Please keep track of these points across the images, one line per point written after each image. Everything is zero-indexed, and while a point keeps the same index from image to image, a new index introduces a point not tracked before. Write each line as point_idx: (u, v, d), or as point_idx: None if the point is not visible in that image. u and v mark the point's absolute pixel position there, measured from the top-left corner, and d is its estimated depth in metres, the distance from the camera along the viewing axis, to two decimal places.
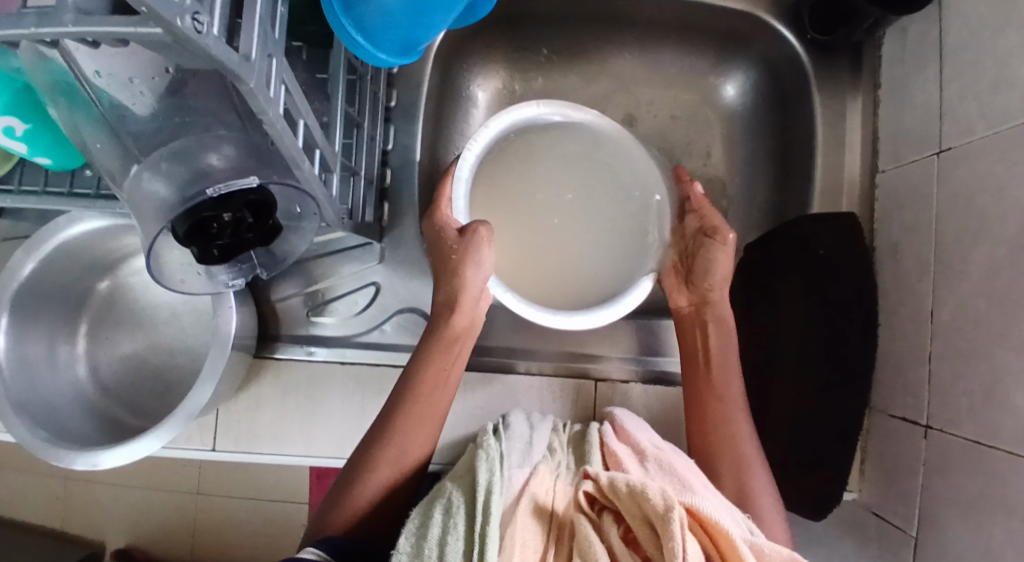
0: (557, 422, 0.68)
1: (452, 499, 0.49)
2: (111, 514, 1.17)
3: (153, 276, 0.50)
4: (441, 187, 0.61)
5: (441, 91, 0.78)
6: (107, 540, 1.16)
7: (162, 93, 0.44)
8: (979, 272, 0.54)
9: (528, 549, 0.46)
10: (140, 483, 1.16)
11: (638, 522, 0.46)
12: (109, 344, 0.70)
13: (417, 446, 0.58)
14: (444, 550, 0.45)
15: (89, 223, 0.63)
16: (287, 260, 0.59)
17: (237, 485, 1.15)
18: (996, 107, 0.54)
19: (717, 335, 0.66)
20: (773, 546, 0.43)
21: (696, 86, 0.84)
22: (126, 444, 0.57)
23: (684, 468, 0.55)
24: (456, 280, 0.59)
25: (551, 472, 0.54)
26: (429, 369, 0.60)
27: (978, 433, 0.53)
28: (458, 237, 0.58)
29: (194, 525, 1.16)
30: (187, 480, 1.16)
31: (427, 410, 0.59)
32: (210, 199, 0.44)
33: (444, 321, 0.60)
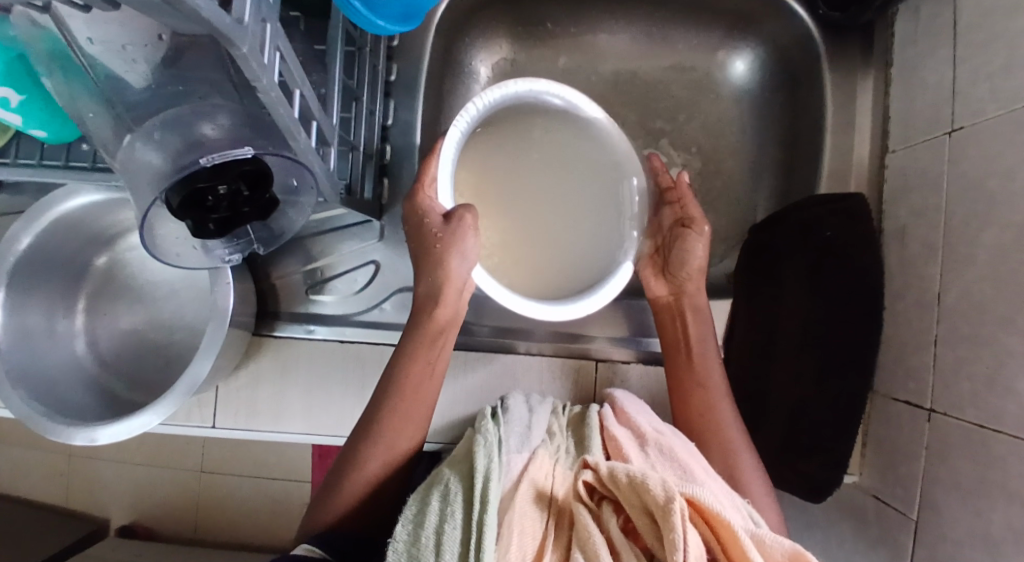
0: (556, 404, 0.68)
1: (450, 486, 0.48)
2: (115, 489, 1.18)
3: (147, 250, 0.50)
4: (425, 163, 0.60)
5: (443, 67, 0.77)
6: (110, 515, 1.18)
7: (158, 61, 0.42)
8: (987, 255, 0.53)
9: (526, 537, 0.45)
10: (143, 459, 1.17)
11: (638, 512, 0.45)
12: (109, 318, 0.69)
13: (403, 440, 0.58)
14: (442, 538, 0.44)
15: (86, 197, 0.62)
16: (285, 236, 0.59)
17: (239, 462, 1.16)
18: (1010, 86, 0.52)
19: (694, 323, 0.66)
20: (775, 537, 0.42)
21: (703, 63, 0.82)
22: (123, 420, 0.57)
23: (683, 452, 0.55)
24: (440, 270, 0.57)
25: (549, 457, 0.54)
26: (414, 364, 0.59)
27: (981, 418, 0.52)
28: (443, 223, 0.56)
29: (198, 501, 1.17)
30: (190, 457, 1.17)
31: (412, 404, 0.59)
32: (205, 168, 0.44)
33: (427, 314, 0.60)
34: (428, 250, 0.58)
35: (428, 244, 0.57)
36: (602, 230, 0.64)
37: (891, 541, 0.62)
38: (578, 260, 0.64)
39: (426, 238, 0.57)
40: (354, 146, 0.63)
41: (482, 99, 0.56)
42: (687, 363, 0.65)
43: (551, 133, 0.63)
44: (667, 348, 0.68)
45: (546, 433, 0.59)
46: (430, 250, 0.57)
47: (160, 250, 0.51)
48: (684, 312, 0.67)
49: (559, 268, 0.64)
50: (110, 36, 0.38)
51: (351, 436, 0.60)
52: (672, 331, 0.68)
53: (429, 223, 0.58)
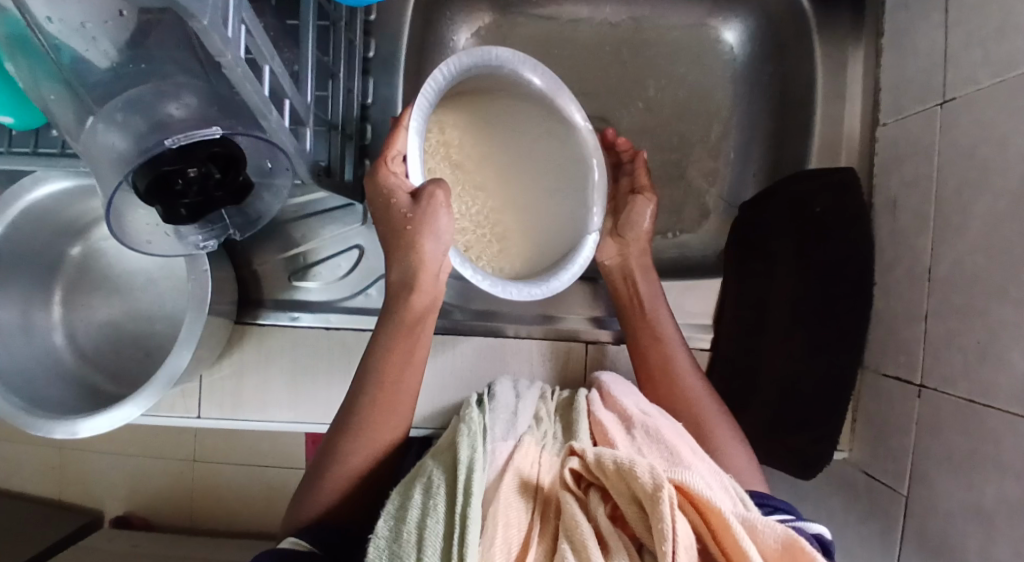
0: (544, 388, 0.68)
1: (432, 478, 0.48)
2: (107, 482, 1.16)
3: (114, 234, 0.47)
4: (390, 138, 0.58)
5: (423, 43, 0.75)
6: (105, 507, 1.17)
7: (122, 41, 0.41)
8: (979, 227, 0.52)
9: (512, 528, 0.45)
10: (136, 451, 1.16)
11: (626, 499, 0.44)
12: (86, 310, 0.68)
13: (385, 431, 0.57)
14: (423, 534, 0.43)
15: (55, 184, 0.59)
16: (264, 220, 0.56)
17: (234, 451, 1.15)
18: (1003, 52, 0.51)
19: (643, 283, 0.70)
20: (767, 522, 0.41)
21: (690, 37, 0.81)
22: (104, 412, 0.56)
23: (671, 433, 0.54)
24: (414, 253, 0.57)
25: (535, 444, 0.54)
26: (391, 354, 0.59)
27: (973, 391, 0.52)
28: (412, 204, 0.55)
29: (192, 491, 1.16)
30: (183, 447, 1.16)
31: (393, 394, 0.58)
32: (171, 150, 0.42)
33: (404, 302, 0.59)
34: (399, 233, 0.57)
35: (397, 226, 0.56)
36: (563, 204, 0.67)
37: (882, 514, 0.62)
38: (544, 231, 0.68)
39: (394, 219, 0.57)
40: (333, 126, 0.61)
41: (449, 66, 0.55)
42: (643, 322, 0.69)
43: (519, 105, 0.65)
44: (620, 309, 0.71)
45: (533, 419, 0.59)
46: (399, 232, 0.57)
47: (127, 235, 0.49)
48: (632, 273, 0.70)
49: (525, 237, 0.69)
50: (67, 14, 0.37)
51: (331, 428, 0.59)
52: (625, 291, 0.71)
53: (395, 204, 0.56)
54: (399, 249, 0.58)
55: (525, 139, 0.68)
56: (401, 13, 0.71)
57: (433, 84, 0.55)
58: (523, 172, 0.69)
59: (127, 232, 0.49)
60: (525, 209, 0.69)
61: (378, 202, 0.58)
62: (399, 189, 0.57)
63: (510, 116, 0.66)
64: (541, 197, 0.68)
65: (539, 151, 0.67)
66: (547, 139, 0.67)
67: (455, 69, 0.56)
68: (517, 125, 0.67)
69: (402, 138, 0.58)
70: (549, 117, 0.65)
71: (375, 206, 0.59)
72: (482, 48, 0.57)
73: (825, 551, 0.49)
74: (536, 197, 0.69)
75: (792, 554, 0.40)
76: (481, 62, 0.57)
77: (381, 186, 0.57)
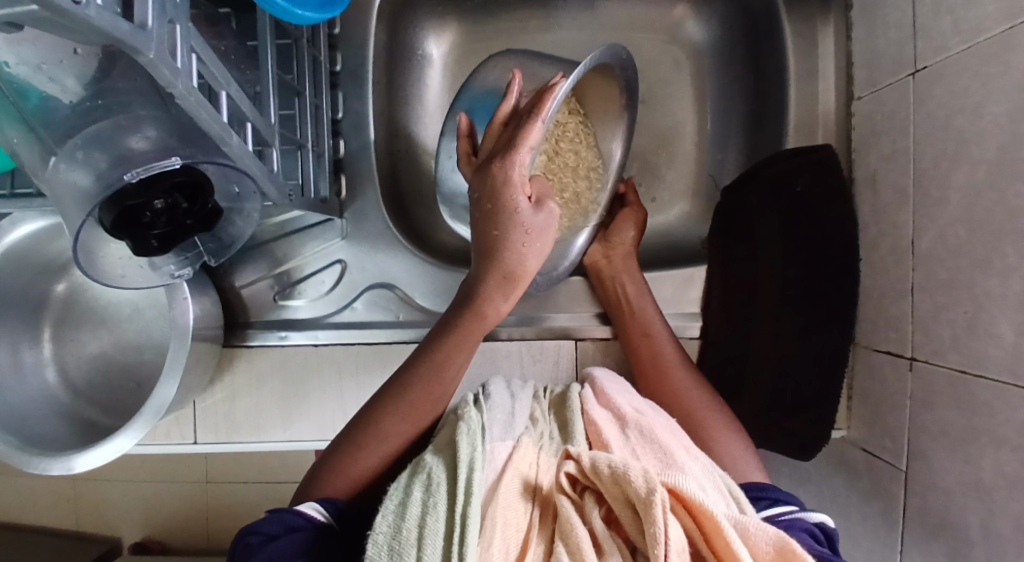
0: (538, 387, 0.68)
1: (433, 476, 0.48)
2: (123, 510, 1.17)
3: (84, 271, 0.48)
4: (524, 129, 0.52)
5: (390, 51, 0.74)
6: (122, 534, 1.17)
7: (89, 78, 0.40)
8: (958, 197, 0.51)
9: (510, 529, 0.44)
10: (148, 475, 1.16)
11: (620, 502, 0.44)
12: (77, 345, 0.67)
13: (428, 417, 0.56)
14: (423, 533, 0.43)
15: (31, 225, 0.60)
16: (236, 246, 0.56)
17: (245, 470, 1.16)
18: (972, 18, 0.50)
19: (631, 281, 0.71)
20: (759, 525, 0.41)
21: (660, 22, 0.80)
22: (99, 446, 0.56)
23: (665, 432, 0.54)
24: (513, 259, 0.54)
25: (534, 444, 0.54)
26: (456, 348, 0.57)
27: (963, 363, 0.52)
28: (534, 214, 0.54)
29: (205, 513, 1.17)
30: (195, 470, 1.16)
31: (445, 386, 0.56)
32: (131, 184, 0.42)
33: (490, 308, 0.57)
34: (511, 247, 0.54)
35: (512, 237, 0.53)
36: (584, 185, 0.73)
37: (883, 492, 0.62)
38: (568, 209, 0.72)
39: (513, 232, 0.53)
40: (301, 145, 0.60)
41: (590, 59, 0.56)
42: (632, 319, 0.70)
43: (601, 86, 0.69)
44: (612, 308, 0.72)
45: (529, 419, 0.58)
46: (509, 246, 0.54)
47: (98, 270, 0.49)
48: (617, 272, 0.72)
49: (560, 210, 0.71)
50: (25, 56, 0.36)
51: (366, 406, 0.56)
52: (609, 286, 0.73)
53: (520, 214, 0.53)
54: (501, 261, 0.54)
55: (585, 117, 0.72)
56: (365, 22, 0.70)
57: (574, 76, 0.54)
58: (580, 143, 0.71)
59: (91, 249, 0.47)
60: (565, 184, 0.71)
61: (496, 205, 0.53)
62: (520, 194, 0.53)
63: (583, 88, 0.70)
64: (579, 177, 0.72)
65: (590, 132, 0.73)
66: (603, 127, 0.72)
67: (592, 64, 0.57)
68: (586, 98, 0.71)
69: (537, 131, 0.52)
70: (619, 104, 0.70)
71: (483, 203, 0.54)
72: (617, 45, 0.60)
73: (829, 538, 0.50)
74: (575, 173, 0.72)
75: (784, 557, 0.40)
76: (613, 57, 0.61)
77: (507, 187, 0.52)
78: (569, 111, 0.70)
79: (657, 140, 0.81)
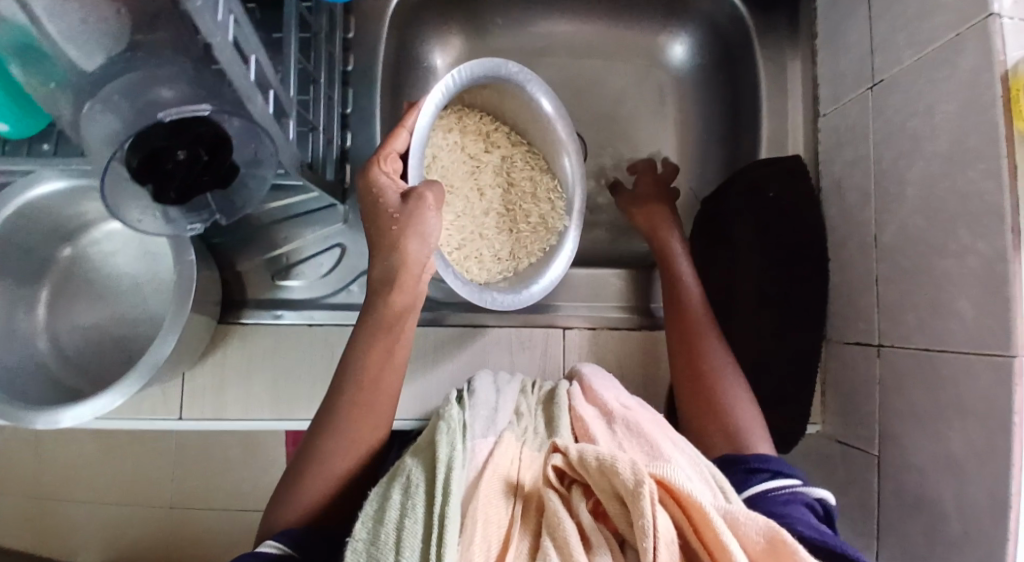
0: (526, 383, 0.68)
1: (412, 477, 0.47)
2: (82, 532, 1.11)
3: (110, 209, 0.49)
4: (391, 136, 0.61)
5: (399, 59, 0.80)
6: (78, 558, 1.11)
7: (121, 43, 0.47)
8: (917, 190, 0.57)
9: (492, 525, 0.44)
10: (111, 496, 1.11)
11: (608, 494, 0.44)
12: (71, 314, 0.68)
13: (365, 427, 0.54)
14: (401, 535, 0.42)
15: (48, 185, 0.59)
16: (246, 209, 0.57)
17: (213, 495, 1.11)
18: (922, 34, 0.57)
19: (672, 236, 0.73)
20: (749, 515, 0.41)
21: (646, 51, 0.88)
22: (86, 402, 0.56)
23: (649, 424, 0.56)
24: (397, 251, 0.54)
25: (516, 439, 0.54)
26: (373, 353, 0.55)
27: (928, 342, 0.55)
28: (399, 204, 0.55)
29: (169, 537, 1.10)
30: (160, 495, 1.11)
31: (372, 394, 0.54)
32: (164, 124, 0.47)
33: (384, 303, 0.55)
34: (384, 236, 0.55)
35: (384, 228, 0.55)
36: (548, 208, 0.79)
37: (859, 481, 0.64)
38: (534, 233, 0.79)
39: (381, 221, 0.55)
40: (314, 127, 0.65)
41: (461, 72, 0.64)
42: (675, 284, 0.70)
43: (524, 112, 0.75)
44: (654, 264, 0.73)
45: (513, 415, 0.59)
46: (384, 236, 0.55)
47: (124, 202, 0.50)
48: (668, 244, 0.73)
49: (524, 235, 0.79)
50: (65, 15, 0.42)
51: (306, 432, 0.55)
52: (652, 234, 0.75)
53: (386, 204, 0.56)
54: (382, 256, 0.55)
55: (530, 145, 0.81)
56: (379, 31, 0.76)
57: (435, 93, 0.62)
58: (541, 175, 0.80)
59: (118, 198, 0.49)
60: (526, 210, 0.80)
61: (368, 202, 0.57)
62: (390, 191, 0.57)
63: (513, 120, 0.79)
64: (541, 201, 0.80)
65: (539, 158, 0.81)
66: (547, 153, 0.79)
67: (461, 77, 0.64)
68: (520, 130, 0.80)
69: (402, 138, 0.61)
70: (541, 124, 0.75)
71: (366, 202, 0.57)
72: (489, 60, 0.65)
73: (829, 513, 0.52)
74: (535, 199, 0.80)
75: (774, 550, 0.39)
76: (491, 71, 0.66)
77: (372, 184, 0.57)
78: (513, 147, 0.81)
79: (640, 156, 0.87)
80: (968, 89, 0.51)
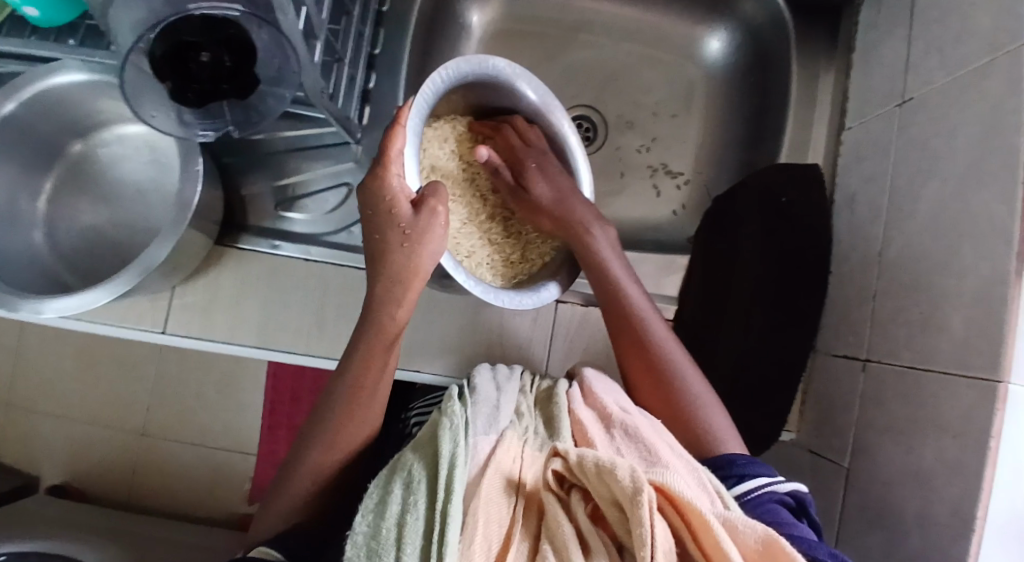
0: (523, 380, 0.63)
1: (413, 472, 0.43)
2: (50, 446, 1.10)
3: (127, 100, 0.49)
4: (388, 135, 0.52)
5: (435, 11, 0.80)
6: (42, 472, 1.10)
7: None
8: (928, 209, 0.57)
9: (492, 525, 0.41)
10: (81, 417, 1.10)
11: (606, 502, 0.41)
12: (70, 212, 0.67)
13: (354, 437, 0.50)
14: (403, 531, 0.40)
15: (69, 76, 0.59)
16: (264, 123, 0.55)
17: (186, 430, 1.10)
18: (957, 54, 0.56)
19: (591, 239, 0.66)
20: (748, 522, 0.39)
21: (681, 42, 0.87)
22: (74, 296, 0.56)
23: (651, 432, 0.51)
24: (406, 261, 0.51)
25: (518, 438, 0.50)
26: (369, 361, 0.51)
27: (915, 359, 0.55)
28: (412, 217, 0.51)
29: (136, 466, 1.10)
30: (135, 419, 1.10)
31: (366, 406, 0.51)
32: (195, 17, 0.47)
33: (387, 316, 0.52)
34: (391, 251, 0.51)
35: (392, 243, 0.51)
36: None
37: (826, 491, 0.65)
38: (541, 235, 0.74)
39: (391, 237, 0.51)
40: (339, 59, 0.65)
41: (447, 71, 0.61)
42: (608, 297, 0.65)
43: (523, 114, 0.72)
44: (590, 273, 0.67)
45: (514, 413, 0.55)
46: (391, 251, 0.51)
47: (137, 97, 0.49)
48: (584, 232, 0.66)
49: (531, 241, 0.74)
50: None
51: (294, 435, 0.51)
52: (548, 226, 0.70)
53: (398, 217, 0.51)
54: (387, 268, 0.51)
55: None
56: None
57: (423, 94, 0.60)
58: None
59: (136, 91, 0.49)
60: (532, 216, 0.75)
61: (376, 211, 0.51)
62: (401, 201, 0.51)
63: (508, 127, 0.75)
64: None
65: None
66: None
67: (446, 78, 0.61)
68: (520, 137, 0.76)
69: (401, 136, 0.52)
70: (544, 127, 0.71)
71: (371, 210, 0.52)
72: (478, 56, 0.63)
73: (804, 503, 0.50)
74: None
75: (772, 555, 0.37)
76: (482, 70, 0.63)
77: (383, 191, 0.51)
78: None
79: (660, 147, 0.87)
80: (994, 111, 0.51)
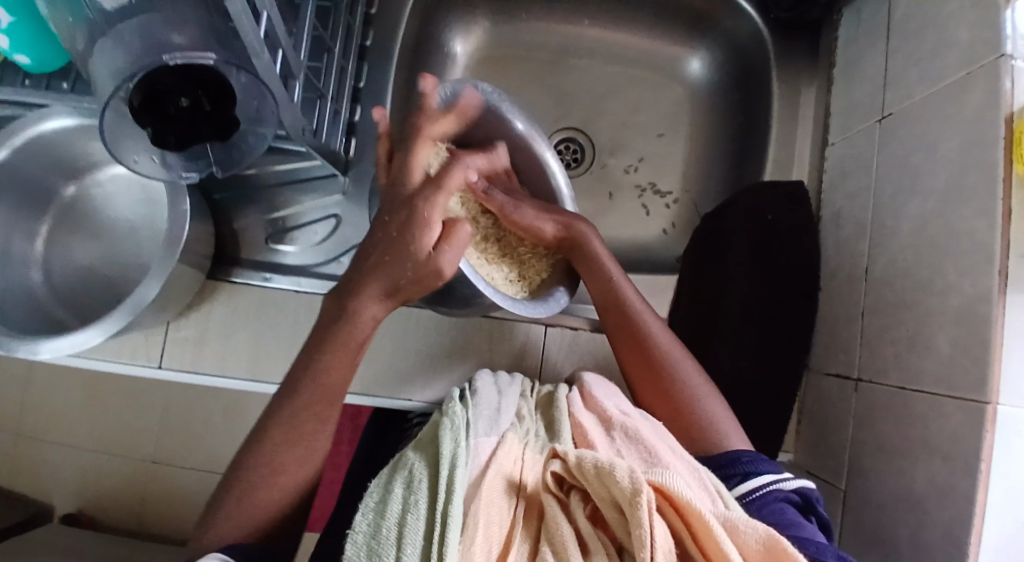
0: (525, 385, 0.64)
1: (415, 470, 0.42)
2: (60, 476, 1.12)
3: (105, 146, 0.50)
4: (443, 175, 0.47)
5: (419, 40, 0.81)
6: (54, 501, 1.12)
7: None
8: (912, 225, 0.56)
9: (492, 525, 0.39)
10: (90, 446, 1.11)
11: (606, 503, 0.39)
12: (66, 250, 0.69)
13: (319, 431, 0.48)
14: (403, 531, 0.37)
15: (57, 122, 0.62)
16: (245, 163, 0.59)
17: (193, 456, 1.10)
18: (935, 70, 0.56)
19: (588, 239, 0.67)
20: (749, 521, 0.37)
21: (666, 61, 0.88)
22: (67, 336, 0.57)
23: (651, 432, 0.50)
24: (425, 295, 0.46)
25: (518, 440, 0.49)
26: (335, 357, 0.48)
27: (903, 379, 0.54)
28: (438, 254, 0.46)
29: (144, 494, 1.11)
30: (143, 447, 1.11)
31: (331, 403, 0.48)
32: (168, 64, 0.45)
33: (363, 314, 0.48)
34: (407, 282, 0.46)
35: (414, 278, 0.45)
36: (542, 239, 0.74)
37: None
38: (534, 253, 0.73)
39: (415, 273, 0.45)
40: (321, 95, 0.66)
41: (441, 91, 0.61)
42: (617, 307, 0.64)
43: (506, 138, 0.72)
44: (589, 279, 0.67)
45: (515, 416, 0.54)
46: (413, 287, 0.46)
47: (116, 143, 0.51)
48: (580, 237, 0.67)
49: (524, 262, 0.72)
50: None
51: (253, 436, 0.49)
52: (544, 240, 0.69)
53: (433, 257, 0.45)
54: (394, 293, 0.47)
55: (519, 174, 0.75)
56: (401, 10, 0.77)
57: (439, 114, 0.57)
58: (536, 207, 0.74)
59: (116, 137, 0.51)
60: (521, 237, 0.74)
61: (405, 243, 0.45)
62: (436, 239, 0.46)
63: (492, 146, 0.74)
64: None
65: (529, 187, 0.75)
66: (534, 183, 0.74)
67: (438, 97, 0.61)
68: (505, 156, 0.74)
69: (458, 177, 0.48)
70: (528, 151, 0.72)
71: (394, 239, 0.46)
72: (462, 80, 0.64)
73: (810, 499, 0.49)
74: None
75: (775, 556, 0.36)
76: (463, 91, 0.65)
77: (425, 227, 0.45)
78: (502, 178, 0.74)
79: (648, 165, 0.87)
80: (971, 128, 0.50)
